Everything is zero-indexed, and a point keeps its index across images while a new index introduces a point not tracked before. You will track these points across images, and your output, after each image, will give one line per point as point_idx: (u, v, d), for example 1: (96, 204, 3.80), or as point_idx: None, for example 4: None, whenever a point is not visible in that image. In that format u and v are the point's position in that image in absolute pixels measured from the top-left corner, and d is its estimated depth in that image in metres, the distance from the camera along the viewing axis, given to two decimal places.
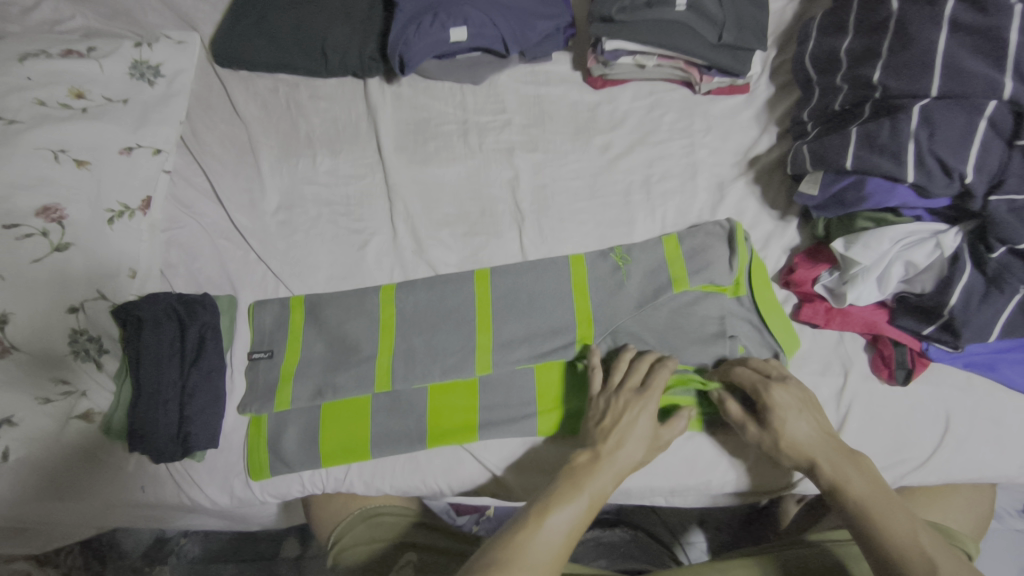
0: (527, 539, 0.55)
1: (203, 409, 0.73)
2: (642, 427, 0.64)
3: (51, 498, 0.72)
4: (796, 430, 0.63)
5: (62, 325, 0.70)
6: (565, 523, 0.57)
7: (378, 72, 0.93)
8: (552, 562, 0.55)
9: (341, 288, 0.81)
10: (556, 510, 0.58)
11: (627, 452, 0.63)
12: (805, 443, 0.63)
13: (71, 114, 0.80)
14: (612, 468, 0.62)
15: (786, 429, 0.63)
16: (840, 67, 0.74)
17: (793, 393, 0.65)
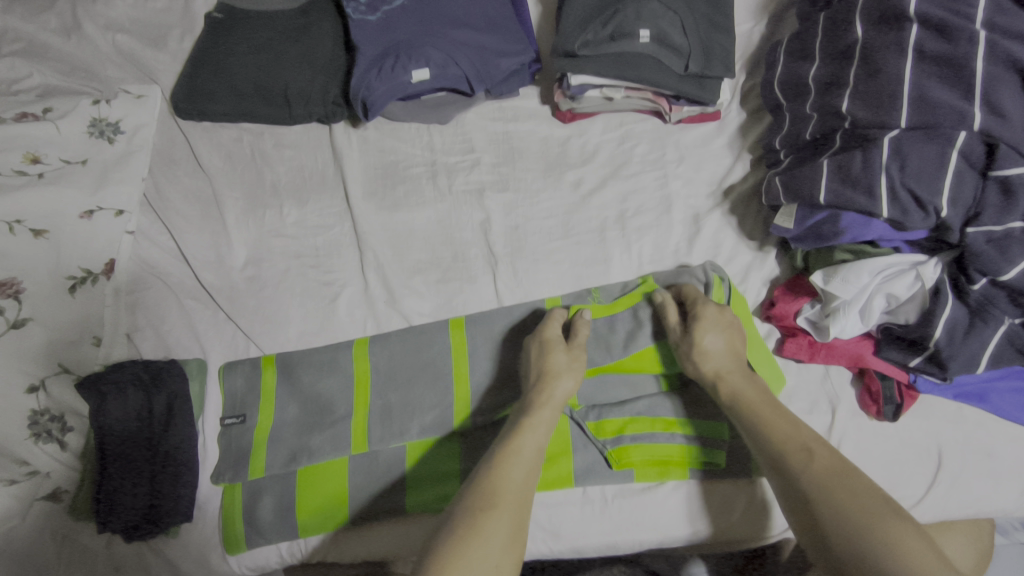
0: (494, 488, 0.58)
1: (173, 485, 0.70)
2: (558, 363, 0.67)
3: None
4: (713, 355, 0.66)
5: (22, 406, 0.68)
6: (518, 480, 0.59)
7: (343, 117, 0.91)
8: (518, 492, 0.58)
9: (313, 344, 0.79)
10: (516, 461, 0.60)
11: (558, 387, 0.66)
12: (715, 364, 0.66)
13: (27, 180, 0.78)
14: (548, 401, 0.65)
15: (703, 341, 0.66)
16: (809, 94, 0.72)
17: (720, 316, 0.68)
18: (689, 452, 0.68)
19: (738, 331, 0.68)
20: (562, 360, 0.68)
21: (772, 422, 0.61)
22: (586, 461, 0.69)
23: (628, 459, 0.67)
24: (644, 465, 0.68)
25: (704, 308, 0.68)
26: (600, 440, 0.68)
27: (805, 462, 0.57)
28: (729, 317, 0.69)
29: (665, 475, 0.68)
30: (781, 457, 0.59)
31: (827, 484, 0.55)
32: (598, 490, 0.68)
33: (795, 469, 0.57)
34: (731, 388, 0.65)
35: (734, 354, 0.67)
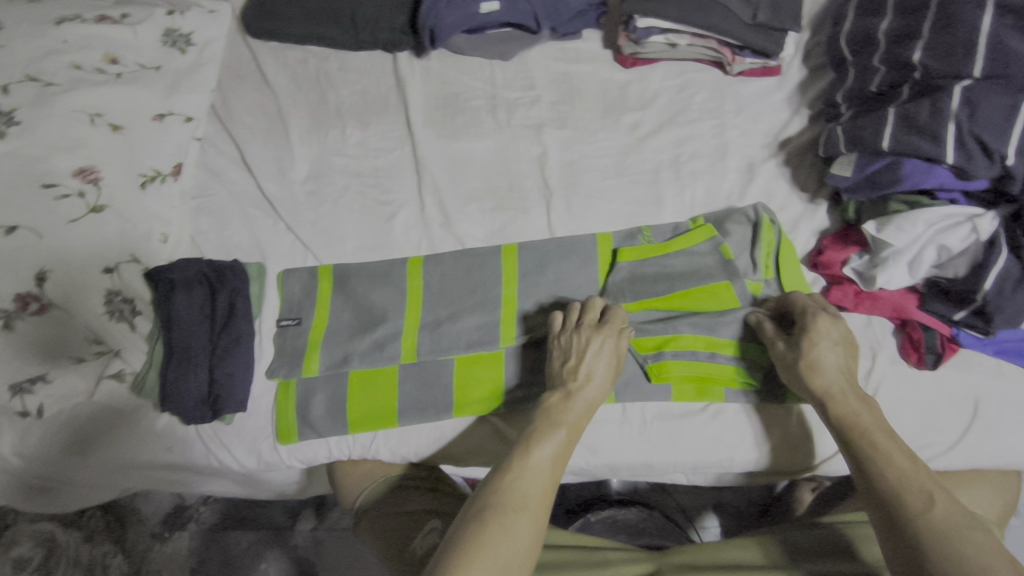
0: (513, 486, 0.58)
1: (231, 377, 0.74)
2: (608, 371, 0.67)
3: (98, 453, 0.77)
4: (825, 366, 0.64)
5: (98, 285, 0.70)
6: (547, 459, 0.60)
7: (408, 46, 0.92)
8: (535, 497, 0.58)
9: (369, 259, 0.81)
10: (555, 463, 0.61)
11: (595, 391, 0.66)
12: (825, 377, 0.63)
13: (106, 78, 0.80)
14: (583, 403, 0.65)
15: (812, 351, 0.65)
16: (877, 48, 0.73)
17: (832, 328, 0.66)
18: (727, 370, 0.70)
19: (852, 346, 0.66)
20: (602, 363, 0.66)
21: (888, 452, 0.59)
22: (628, 384, 0.71)
23: (668, 373, 0.70)
24: (681, 388, 0.70)
25: (815, 318, 0.67)
26: (640, 354, 0.71)
27: (922, 501, 0.55)
28: (841, 326, 0.67)
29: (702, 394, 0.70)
30: (892, 489, 0.57)
31: (944, 534, 0.52)
32: (639, 412, 0.71)
33: (907, 505, 0.55)
34: (843, 406, 0.62)
35: (845, 369, 0.65)
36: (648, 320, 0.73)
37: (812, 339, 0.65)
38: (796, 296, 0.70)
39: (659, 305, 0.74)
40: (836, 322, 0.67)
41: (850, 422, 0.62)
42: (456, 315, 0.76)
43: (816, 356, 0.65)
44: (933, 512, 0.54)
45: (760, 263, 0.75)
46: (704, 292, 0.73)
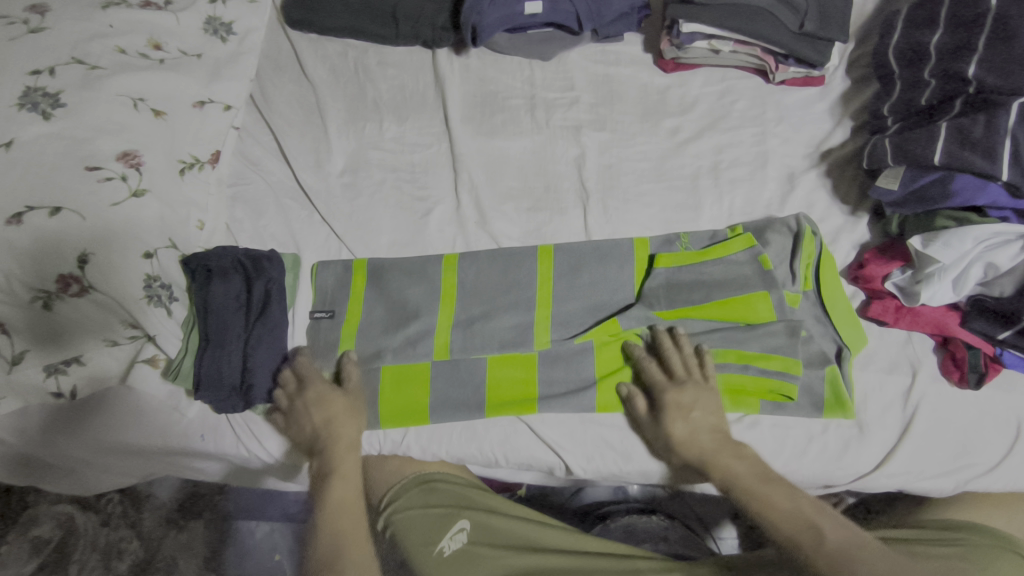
0: (334, 526, 0.65)
1: (264, 366, 0.74)
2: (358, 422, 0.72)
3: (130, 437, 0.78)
4: (696, 433, 0.66)
5: (137, 270, 0.70)
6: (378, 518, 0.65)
7: (448, 42, 0.92)
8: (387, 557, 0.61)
9: (403, 254, 0.81)
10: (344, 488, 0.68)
11: (351, 432, 0.71)
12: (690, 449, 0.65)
13: (150, 64, 0.81)
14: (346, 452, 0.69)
15: (672, 429, 0.66)
16: (928, 61, 0.72)
17: (691, 394, 0.67)
18: (756, 382, 0.69)
19: (712, 402, 0.67)
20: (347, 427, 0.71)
21: (774, 498, 0.61)
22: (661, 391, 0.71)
23: None
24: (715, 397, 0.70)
25: (664, 395, 0.67)
26: None
27: (818, 540, 0.57)
28: (699, 386, 0.68)
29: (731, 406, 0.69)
30: (789, 540, 0.59)
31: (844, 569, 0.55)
32: None
33: (806, 548, 0.57)
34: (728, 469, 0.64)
35: (715, 425, 0.66)
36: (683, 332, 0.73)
37: (681, 410, 0.66)
38: (672, 355, 0.70)
39: (694, 313, 0.72)
40: (685, 391, 0.67)
41: (741, 481, 0.63)
42: (491, 314, 0.76)
43: (684, 429, 0.66)
44: (825, 547, 0.57)
45: (799, 274, 0.73)
46: (743, 301, 0.72)
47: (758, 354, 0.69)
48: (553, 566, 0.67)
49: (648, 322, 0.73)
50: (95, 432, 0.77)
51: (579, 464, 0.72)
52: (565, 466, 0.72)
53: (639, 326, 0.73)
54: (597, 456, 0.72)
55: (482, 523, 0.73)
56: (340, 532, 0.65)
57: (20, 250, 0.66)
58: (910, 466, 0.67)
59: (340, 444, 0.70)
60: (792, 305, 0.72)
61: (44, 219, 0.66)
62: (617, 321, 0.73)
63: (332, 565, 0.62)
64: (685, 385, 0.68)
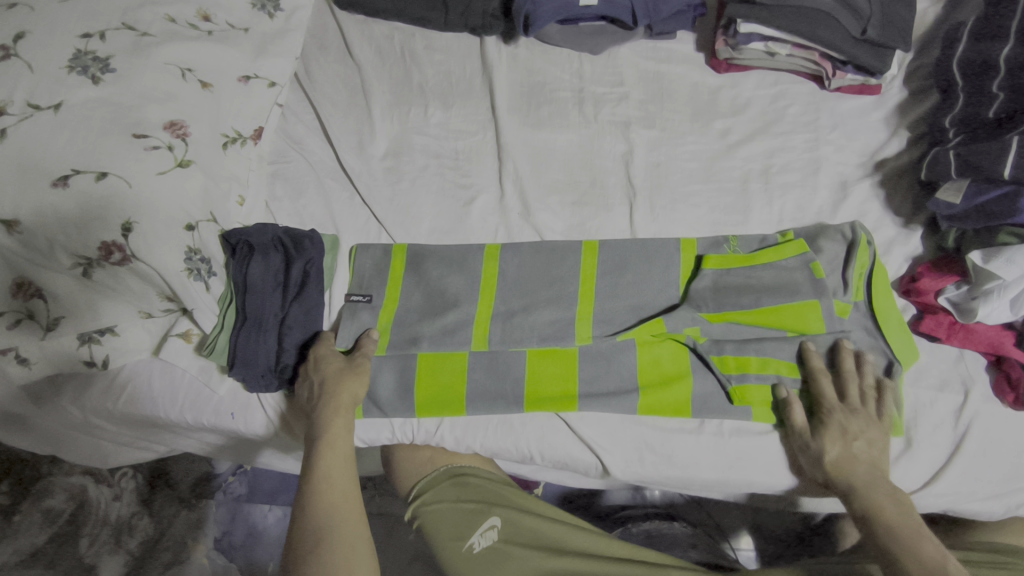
0: (322, 502, 0.63)
1: (299, 346, 0.73)
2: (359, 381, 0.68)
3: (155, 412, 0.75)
4: (857, 466, 0.62)
5: (180, 241, 0.69)
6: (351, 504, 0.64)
7: (498, 31, 0.91)
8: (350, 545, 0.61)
9: (443, 242, 0.79)
10: (336, 463, 0.65)
11: (350, 390, 0.68)
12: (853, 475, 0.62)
13: (199, 35, 0.79)
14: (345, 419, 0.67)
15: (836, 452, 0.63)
16: (997, 73, 0.70)
17: (855, 421, 0.64)
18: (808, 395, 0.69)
19: (880, 441, 0.64)
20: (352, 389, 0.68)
21: (918, 550, 0.57)
22: (705, 396, 0.69)
23: (749, 398, 0.68)
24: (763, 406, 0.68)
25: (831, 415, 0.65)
26: (724, 374, 0.70)
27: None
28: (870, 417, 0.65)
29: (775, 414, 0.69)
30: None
31: None
32: (716, 425, 0.69)
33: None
34: (869, 502, 0.61)
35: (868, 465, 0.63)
36: (729, 339, 0.71)
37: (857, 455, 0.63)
38: (852, 375, 0.67)
39: (742, 319, 0.71)
40: (855, 419, 0.64)
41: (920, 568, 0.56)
42: (533, 307, 0.74)
43: (846, 452, 0.63)
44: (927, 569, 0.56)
45: (852, 284, 0.71)
46: (793, 310, 0.70)
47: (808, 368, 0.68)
48: (585, 569, 0.65)
49: (694, 325, 0.71)
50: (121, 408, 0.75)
51: (619, 467, 0.70)
52: (603, 467, 0.71)
53: (683, 328, 0.71)
54: (636, 459, 0.70)
55: (512, 520, 0.71)
56: (319, 515, 0.62)
57: (64, 215, 0.64)
58: (961, 486, 0.65)
59: (339, 407, 0.67)
60: (842, 316, 0.70)
61: (90, 184, 0.65)
62: (662, 321, 0.71)
63: (317, 549, 0.60)
64: (855, 413, 0.65)
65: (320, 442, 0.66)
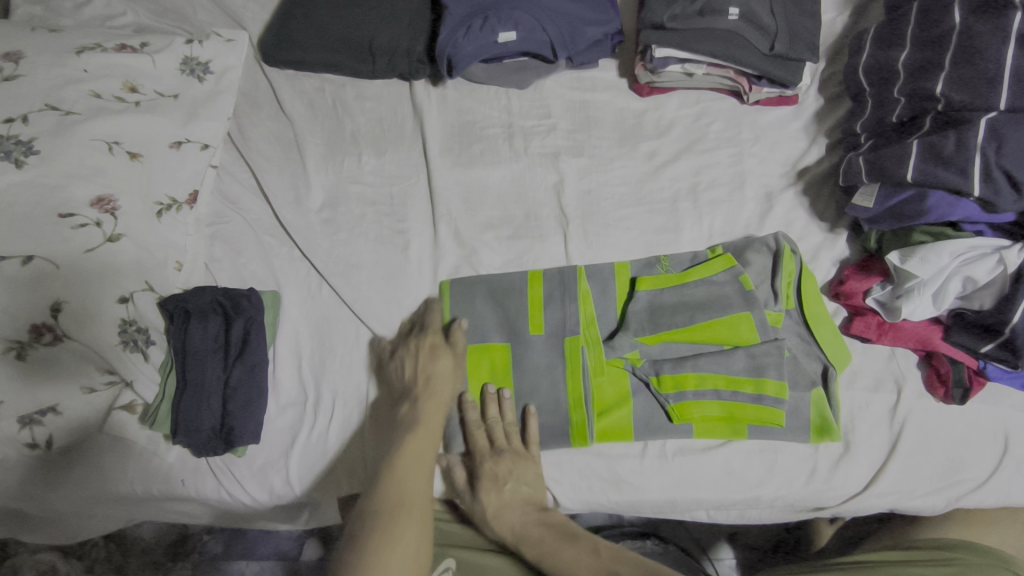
0: (390, 502, 0.60)
1: (245, 407, 0.73)
2: (445, 365, 0.71)
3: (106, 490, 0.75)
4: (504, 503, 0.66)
5: (113, 315, 0.70)
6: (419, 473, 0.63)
7: (425, 74, 0.92)
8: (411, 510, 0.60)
9: (383, 288, 0.80)
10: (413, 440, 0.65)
11: (444, 382, 0.70)
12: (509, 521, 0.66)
13: (125, 107, 0.81)
14: (433, 402, 0.69)
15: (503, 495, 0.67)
16: (897, 79, 0.72)
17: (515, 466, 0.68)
18: (753, 408, 0.68)
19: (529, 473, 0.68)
20: (446, 372, 0.70)
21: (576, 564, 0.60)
22: (647, 418, 0.70)
23: (690, 414, 0.68)
24: (704, 421, 0.69)
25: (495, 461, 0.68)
26: (663, 394, 0.69)
27: None
28: (518, 455, 0.69)
29: (709, 423, 0.69)
30: None
31: None
32: (660, 444, 0.70)
33: None
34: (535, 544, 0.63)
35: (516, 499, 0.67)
36: (668, 358, 0.71)
37: (496, 481, 0.67)
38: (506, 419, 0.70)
39: (681, 337, 0.71)
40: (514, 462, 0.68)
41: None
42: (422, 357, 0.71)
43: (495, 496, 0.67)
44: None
45: (785, 295, 0.73)
46: (725, 324, 0.71)
47: (749, 380, 0.68)
48: None
49: (633, 349, 0.72)
50: (77, 495, 0.74)
51: (567, 497, 0.71)
52: (552, 499, 0.71)
53: (623, 354, 0.71)
54: (584, 487, 0.70)
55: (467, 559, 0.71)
56: (384, 487, 0.61)
57: None
58: (901, 485, 0.66)
59: (437, 396, 0.69)
60: (775, 326, 0.72)
61: (16, 269, 0.66)
62: (603, 348, 0.72)
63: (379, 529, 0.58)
64: (503, 456, 0.68)
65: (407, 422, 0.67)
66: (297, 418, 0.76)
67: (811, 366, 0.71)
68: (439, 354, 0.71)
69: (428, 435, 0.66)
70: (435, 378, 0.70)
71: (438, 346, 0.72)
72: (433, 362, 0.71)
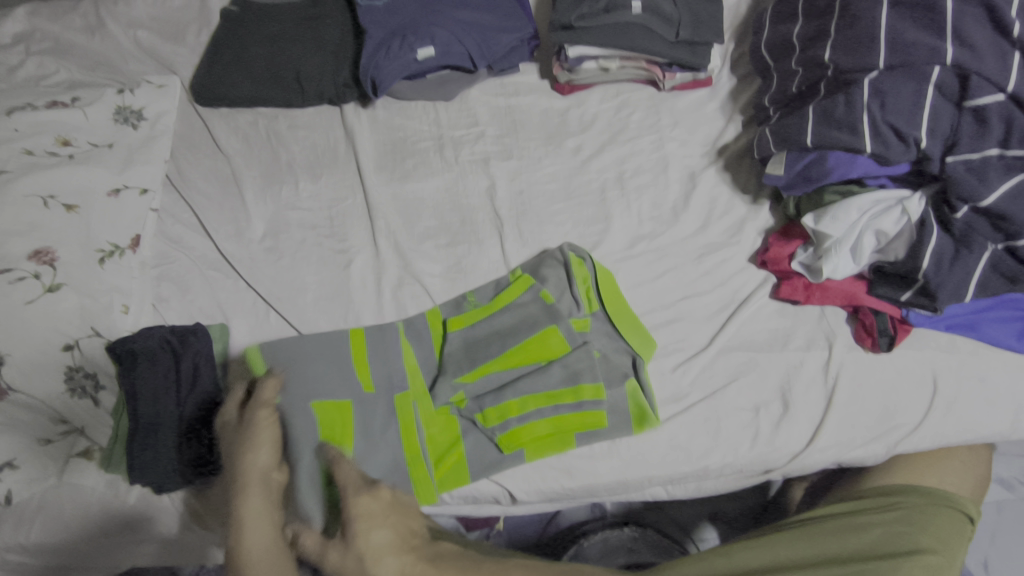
0: None
1: (199, 441, 0.74)
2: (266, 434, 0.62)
3: (85, 534, 0.76)
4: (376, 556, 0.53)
5: (58, 363, 0.72)
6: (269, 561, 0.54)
7: (353, 97, 0.95)
8: None
9: (329, 308, 0.82)
10: (248, 522, 0.56)
11: (260, 457, 0.61)
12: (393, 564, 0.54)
13: (59, 160, 0.83)
14: (258, 485, 0.59)
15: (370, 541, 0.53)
16: (794, 51, 0.76)
17: (371, 503, 0.55)
18: (575, 415, 0.71)
19: (397, 515, 0.55)
20: (263, 449, 0.61)
21: None
22: (480, 455, 0.71)
23: (524, 437, 0.70)
24: (547, 443, 0.70)
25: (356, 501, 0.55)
26: (489, 429, 0.71)
27: None
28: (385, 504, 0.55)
29: (558, 447, 0.70)
30: None
31: None
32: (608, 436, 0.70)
33: None
34: None
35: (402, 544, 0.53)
36: (490, 391, 0.72)
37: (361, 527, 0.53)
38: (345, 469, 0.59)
39: (492, 367, 0.73)
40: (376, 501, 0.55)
41: None
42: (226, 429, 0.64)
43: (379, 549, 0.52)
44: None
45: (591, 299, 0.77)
46: (555, 337, 0.74)
47: (568, 391, 0.71)
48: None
49: (456, 392, 0.73)
50: (56, 544, 0.76)
51: (522, 489, 0.72)
52: (508, 493, 0.71)
53: (448, 399, 0.73)
54: (538, 478, 0.71)
55: None
56: None
57: None
58: (842, 436, 0.69)
59: (254, 473, 0.60)
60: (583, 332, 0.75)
61: None
62: (429, 398, 0.73)
63: None
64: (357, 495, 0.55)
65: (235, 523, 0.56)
66: None
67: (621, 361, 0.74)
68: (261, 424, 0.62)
69: (265, 524, 0.56)
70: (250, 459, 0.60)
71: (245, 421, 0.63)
72: (256, 436, 0.62)
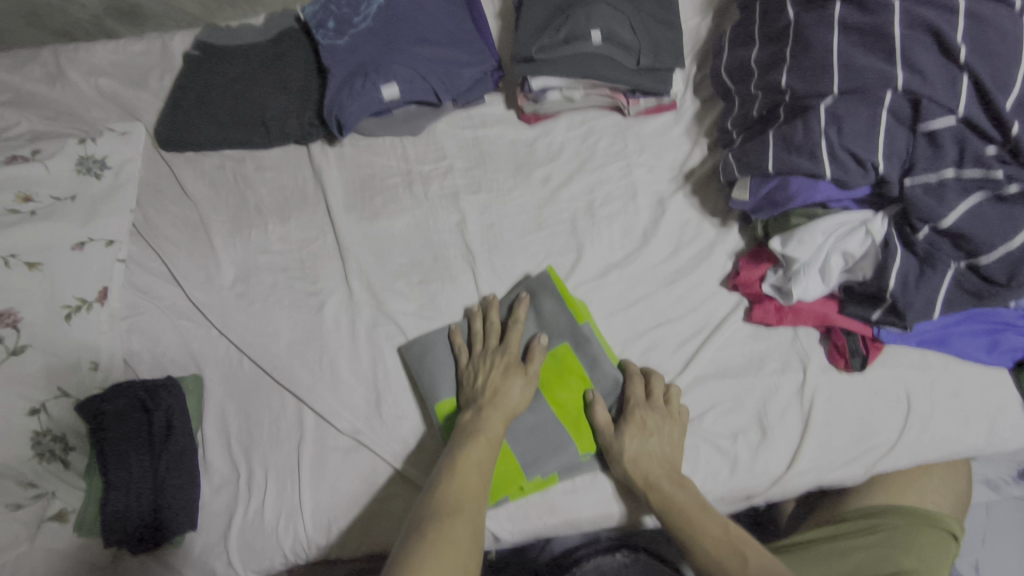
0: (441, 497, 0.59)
1: (173, 499, 0.73)
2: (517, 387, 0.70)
3: None
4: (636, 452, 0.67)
5: (24, 428, 0.72)
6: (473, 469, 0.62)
7: (320, 136, 0.94)
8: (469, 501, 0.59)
9: (303, 352, 0.81)
10: (473, 456, 0.64)
11: (508, 401, 0.69)
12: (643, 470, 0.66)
13: (20, 218, 0.82)
14: (500, 411, 0.68)
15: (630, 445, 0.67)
16: (752, 76, 0.76)
17: (650, 415, 0.68)
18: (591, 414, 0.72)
19: (675, 436, 0.68)
20: (517, 384, 0.70)
21: (699, 521, 0.61)
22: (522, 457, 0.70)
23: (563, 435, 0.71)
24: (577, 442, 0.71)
25: (635, 410, 0.68)
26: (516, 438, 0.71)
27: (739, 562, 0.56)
28: (663, 415, 0.69)
29: (543, 486, 0.70)
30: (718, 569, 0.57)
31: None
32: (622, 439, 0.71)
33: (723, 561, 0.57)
34: (661, 494, 0.64)
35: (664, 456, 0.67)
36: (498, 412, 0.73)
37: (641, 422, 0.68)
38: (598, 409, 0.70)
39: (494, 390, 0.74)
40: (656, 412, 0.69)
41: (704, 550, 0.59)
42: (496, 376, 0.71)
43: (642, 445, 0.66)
44: (749, 573, 0.55)
45: (555, 333, 0.75)
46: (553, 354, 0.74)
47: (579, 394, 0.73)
48: None
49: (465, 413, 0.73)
50: None
51: (505, 529, 0.71)
52: (491, 534, 0.71)
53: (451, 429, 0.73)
54: (520, 517, 0.71)
55: None
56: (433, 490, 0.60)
57: None
58: (821, 458, 0.69)
59: (503, 406, 0.68)
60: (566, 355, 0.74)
61: None
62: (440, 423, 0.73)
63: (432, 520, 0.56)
64: (655, 412, 0.69)
65: (469, 433, 0.66)
66: (231, 499, 0.76)
67: (603, 387, 0.73)
68: (512, 374, 0.71)
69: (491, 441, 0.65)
70: (504, 393, 0.69)
71: (506, 366, 0.72)
72: (506, 379, 0.70)
